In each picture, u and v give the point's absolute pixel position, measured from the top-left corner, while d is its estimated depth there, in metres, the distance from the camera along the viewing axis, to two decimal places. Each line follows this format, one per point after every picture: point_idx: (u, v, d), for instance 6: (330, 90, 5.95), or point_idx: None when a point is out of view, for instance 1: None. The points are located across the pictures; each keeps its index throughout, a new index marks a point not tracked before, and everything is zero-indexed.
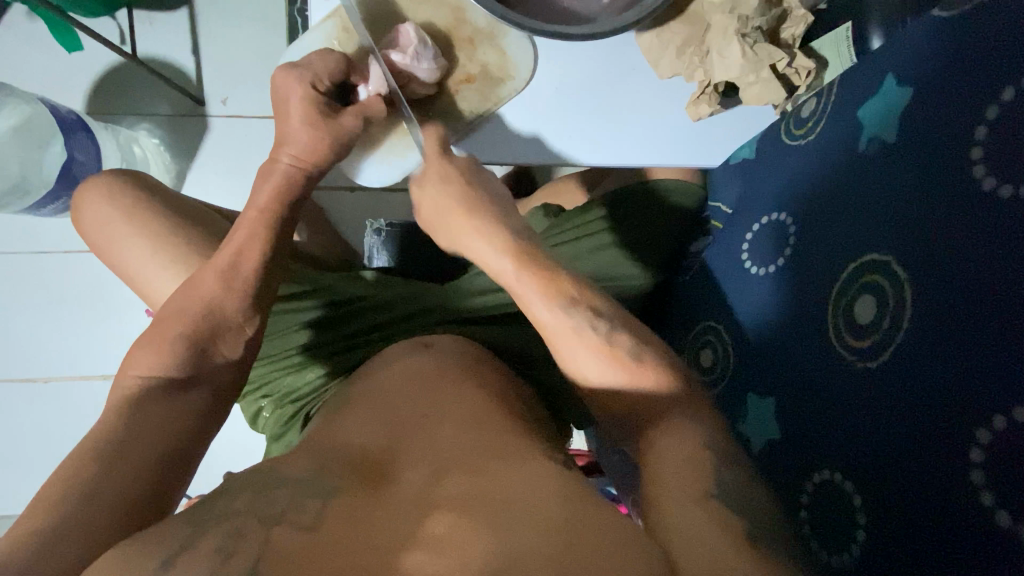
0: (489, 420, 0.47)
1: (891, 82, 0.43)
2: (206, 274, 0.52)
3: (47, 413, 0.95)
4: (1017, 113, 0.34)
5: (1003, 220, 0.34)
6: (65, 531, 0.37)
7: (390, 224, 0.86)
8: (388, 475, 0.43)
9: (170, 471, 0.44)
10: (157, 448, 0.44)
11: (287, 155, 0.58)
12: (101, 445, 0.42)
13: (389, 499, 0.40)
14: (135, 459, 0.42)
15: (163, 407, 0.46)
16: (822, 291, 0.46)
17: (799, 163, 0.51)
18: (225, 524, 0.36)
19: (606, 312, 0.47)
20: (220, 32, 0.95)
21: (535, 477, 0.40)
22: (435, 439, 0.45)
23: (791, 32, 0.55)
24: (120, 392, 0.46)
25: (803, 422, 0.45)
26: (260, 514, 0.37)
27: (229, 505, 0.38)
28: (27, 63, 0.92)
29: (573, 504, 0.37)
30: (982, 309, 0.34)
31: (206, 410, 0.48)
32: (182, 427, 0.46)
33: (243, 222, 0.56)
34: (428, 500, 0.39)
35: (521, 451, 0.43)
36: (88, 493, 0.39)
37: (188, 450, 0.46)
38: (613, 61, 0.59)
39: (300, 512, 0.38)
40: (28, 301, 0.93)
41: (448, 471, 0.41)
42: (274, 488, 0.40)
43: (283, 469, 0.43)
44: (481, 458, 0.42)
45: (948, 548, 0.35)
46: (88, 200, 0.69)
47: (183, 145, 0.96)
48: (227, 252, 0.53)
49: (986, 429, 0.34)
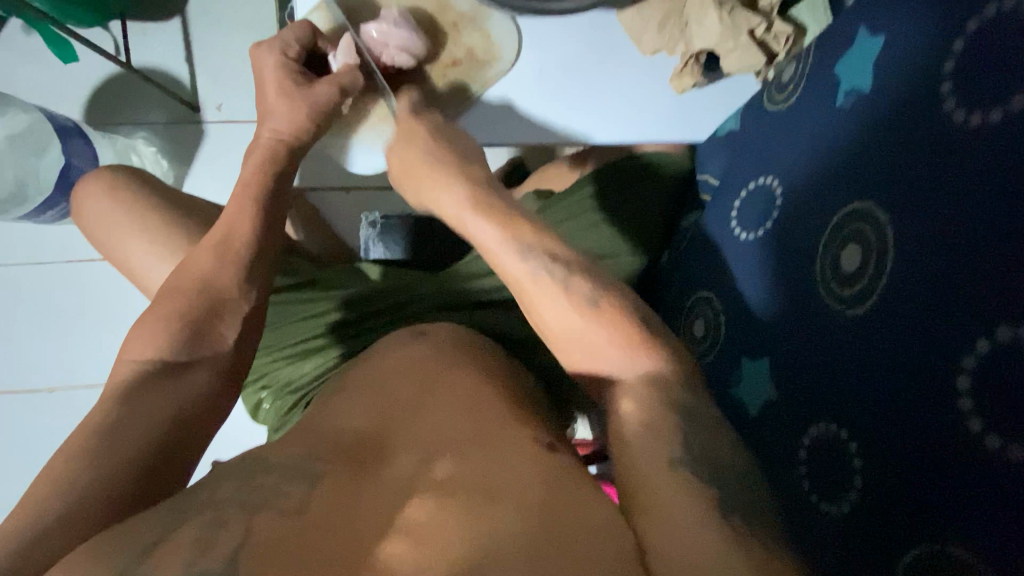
0: (482, 399, 0.46)
1: (863, 35, 0.44)
2: (195, 264, 0.52)
3: (53, 420, 0.96)
4: (983, 41, 0.34)
5: (976, 141, 0.33)
6: (56, 525, 0.37)
7: (385, 216, 0.85)
8: (378, 458, 0.42)
9: (168, 458, 0.43)
10: (152, 436, 0.43)
11: (269, 129, 0.59)
12: (93, 433, 0.42)
13: (378, 485, 0.39)
14: (128, 445, 0.42)
15: (159, 391, 0.46)
16: (810, 247, 0.46)
17: (782, 126, 0.52)
18: (208, 512, 0.36)
19: (565, 256, 0.46)
20: (214, 39, 0.97)
21: (522, 462, 0.39)
22: (426, 417, 0.45)
23: (769, 0, 0.54)
24: (111, 384, 0.47)
25: (797, 380, 0.45)
26: (244, 501, 0.37)
27: (214, 493, 0.38)
28: (25, 76, 0.94)
29: (557, 489, 0.37)
30: (960, 236, 0.34)
31: (204, 397, 0.47)
32: (178, 412, 0.46)
33: (233, 199, 0.57)
34: (416, 484, 0.39)
35: (512, 432, 0.43)
36: (80, 486, 0.39)
37: (186, 437, 0.45)
38: (594, 39, 0.58)
39: (285, 497, 0.37)
40: (32, 310, 0.95)
41: (440, 456, 0.41)
42: (263, 475, 0.39)
43: (272, 454, 0.43)
44: (471, 440, 0.42)
45: (943, 481, 0.34)
46: (85, 203, 0.70)
47: (179, 151, 0.97)
48: (217, 238, 0.54)
49: (972, 356, 0.33)
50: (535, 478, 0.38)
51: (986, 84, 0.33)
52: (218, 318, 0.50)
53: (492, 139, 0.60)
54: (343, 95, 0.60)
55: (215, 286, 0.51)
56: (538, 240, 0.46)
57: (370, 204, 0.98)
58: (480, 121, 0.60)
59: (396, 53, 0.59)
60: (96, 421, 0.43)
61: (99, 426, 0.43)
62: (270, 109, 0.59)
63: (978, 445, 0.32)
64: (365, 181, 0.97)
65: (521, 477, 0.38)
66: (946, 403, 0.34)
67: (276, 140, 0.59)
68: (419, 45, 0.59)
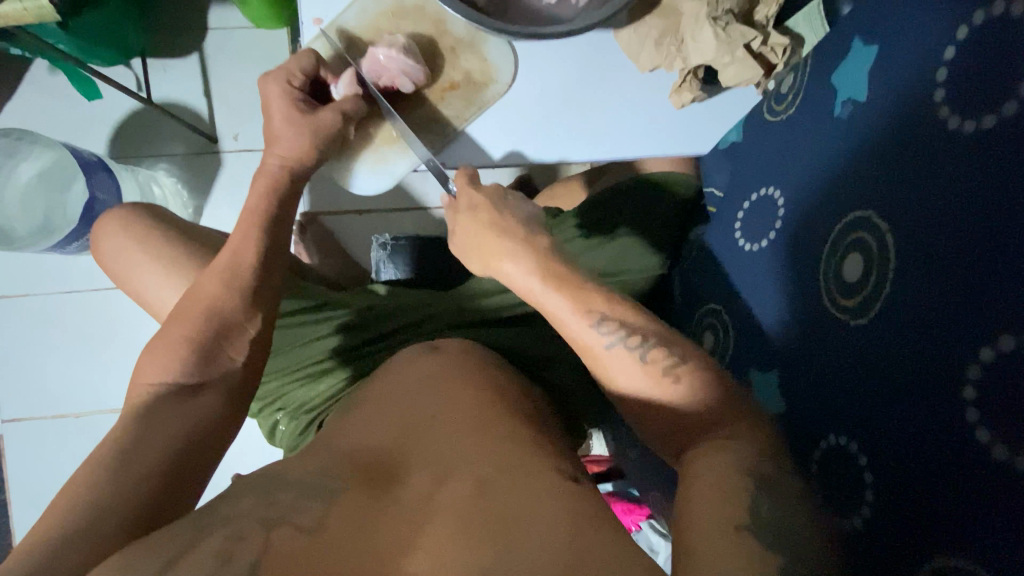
0: (493, 422, 0.46)
1: (857, 44, 0.43)
2: (203, 286, 0.54)
3: (75, 447, 0.98)
4: (973, 49, 0.34)
5: (970, 149, 0.33)
6: (73, 537, 0.38)
7: (394, 238, 0.88)
8: (393, 478, 0.43)
9: (181, 477, 0.44)
10: (165, 455, 0.45)
11: (275, 155, 0.61)
12: (113, 457, 0.43)
13: (393, 504, 0.41)
14: (147, 467, 0.43)
15: (178, 415, 0.47)
16: (814, 256, 0.45)
17: (782, 138, 0.52)
18: (223, 527, 0.37)
19: None
20: (229, 74, 1.00)
21: (539, 486, 0.41)
22: (438, 439, 0.45)
23: (764, 12, 0.54)
24: (131, 408, 0.48)
25: (806, 392, 0.44)
26: (260, 516, 0.38)
27: (233, 508, 0.39)
28: (50, 114, 0.98)
29: (572, 510, 0.39)
30: (960, 244, 0.33)
31: (215, 416, 0.49)
32: (195, 437, 0.47)
33: (239, 225, 0.58)
34: (428, 504, 0.40)
35: (523, 457, 0.44)
36: (98, 504, 0.40)
37: (197, 456, 0.46)
38: (592, 60, 0.59)
39: (301, 515, 0.38)
40: (57, 339, 0.98)
41: (450, 475, 0.42)
42: (277, 491, 0.41)
43: (287, 473, 0.43)
44: (481, 462, 0.42)
45: (957, 495, 0.33)
46: (105, 234, 0.73)
47: (198, 181, 1.01)
48: (231, 262, 0.55)
49: (976, 365, 0.32)
50: (542, 496, 0.39)
51: (975, 90, 0.33)
52: (230, 341, 0.52)
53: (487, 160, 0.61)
54: (346, 121, 0.61)
55: (229, 310, 0.53)
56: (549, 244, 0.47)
57: (381, 226, 1.00)
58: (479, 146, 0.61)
59: (397, 77, 0.59)
60: (118, 442, 0.45)
61: (120, 449, 0.44)
62: (275, 133, 0.61)
63: (985, 457, 0.32)
64: (376, 205, 0.99)
65: (523, 496, 0.39)
66: (953, 414, 0.33)
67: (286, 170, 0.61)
68: (411, 60, 0.58)
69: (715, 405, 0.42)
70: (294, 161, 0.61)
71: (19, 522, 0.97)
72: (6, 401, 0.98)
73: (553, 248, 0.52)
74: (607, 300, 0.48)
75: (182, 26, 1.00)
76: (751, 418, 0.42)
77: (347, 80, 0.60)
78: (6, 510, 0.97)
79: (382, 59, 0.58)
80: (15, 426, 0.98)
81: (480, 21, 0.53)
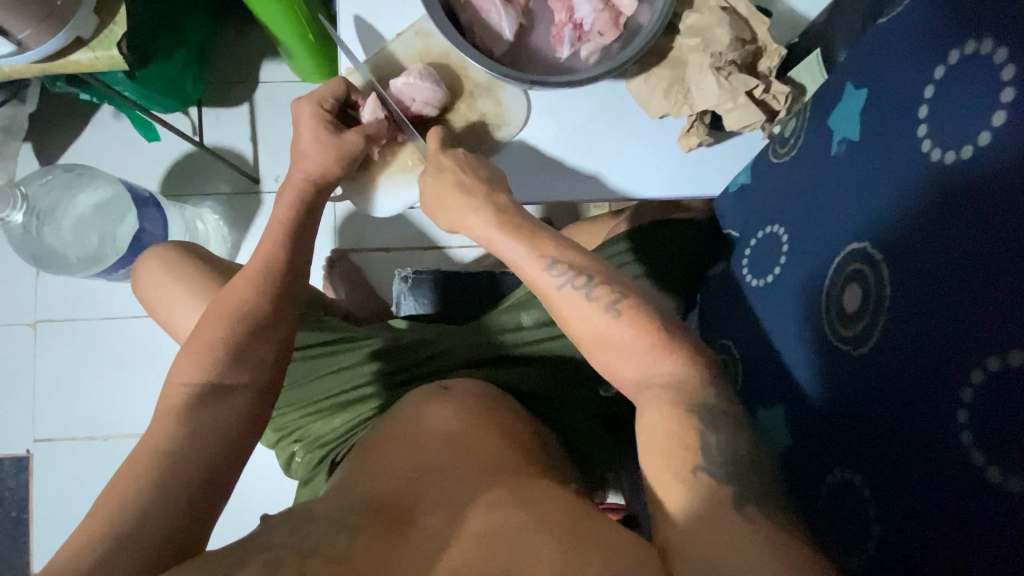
0: (505, 470, 0.47)
1: (849, 88, 0.45)
2: (233, 290, 0.57)
3: (99, 469, 1.01)
4: (951, 85, 0.35)
5: (952, 177, 0.34)
6: (116, 548, 0.40)
7: (416, 271, 0.91)
8: (410, 517, 0.44)
9: (209, 492, 0.46)
10: (198, 465, 0.47)
11: (300, 170, 0.63)
12: (158, 454, 0.46)
13: (412, 541, 0.41)
14: (186, 472, 0.46)
15: (213, 420, 0.50)
16: (816, 288, 0.46)
17: (784, 179, 0.53)
18: (263, 554, 0.39)
19: (594, 272, 0.49)
20: (275, 121, 1.09)
21: (542, 508, 0.42)
22: (452, 481, 0.47)
23: (767, 65, 0.56)
24: (160, 406, 0.50)
25: (809, 424, 0.44)
26: (292, 547, 0.40)
27: (269, 539, 0.41)
28: (112, 155, 1.08)
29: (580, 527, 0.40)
30: (947, 270, 0.34)
31: (243, 422, 0.51)
32: (223, 445, 0.49)
33: (268, 231, 0.62)
34: (449, 539, 0.41)
35: (543, 492, 0.45)
36: (139, 511, 0.43)
37: (226, 466, 0.48)
38: (605, 109, 0.61)
39: (330, 546, 0.40)
40: (97, 362, 1.03)
41: (470, 508, 0.43)
42: (308, 523, 0.43)
43: (316, 506, 0.46)
44: (500, 496, 0.44)
45: (957, 522, 0.32)
46: (149, 261, 0.78)
47: (239, 219, 1.08)
48: (259, 272, 0.58)
49: (967, 387, 0.32)
50: (559, 522, 0.40)
51: (955, 124, 0.35)
52: (261, 359, 0.54)
53: (534, 195, 0.62)
54: (369, 142, 0.64)
55: (255, 326, 0.55)
56: (562, 257, 0.50)
57: (406, 263, 1.03)
58: (519, 173, 0.62)
59: (421, 105, 0.61)
60: (162, 443, 0.47)
61: (164, 449, 0.47)
62: (301, 149, 0.63)
63: (981, 481, 0.31)
64: (402, 243, 1.04)
65: (550, 516, 0.41)
66: (948, 438, 0.33)
67: (308, 180, 0.63)
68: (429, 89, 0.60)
69: (734, 440, 0.42)
70: (317, 176, 0.63)
71: (41, 540, 0.99)
72: (42, 419, 1.02)
73: (561, 252, 0.51)
74: (609, 306, 0.47)
75: (237, 78, 1.10)
76: (756, 451, 0.42)
77: (370, 104, 0.62)
78: (29, 528, 1.00)
79: (400, 87, 0.60)
80: (48, 445, 1.02)
81: (499, 68, 0.57)
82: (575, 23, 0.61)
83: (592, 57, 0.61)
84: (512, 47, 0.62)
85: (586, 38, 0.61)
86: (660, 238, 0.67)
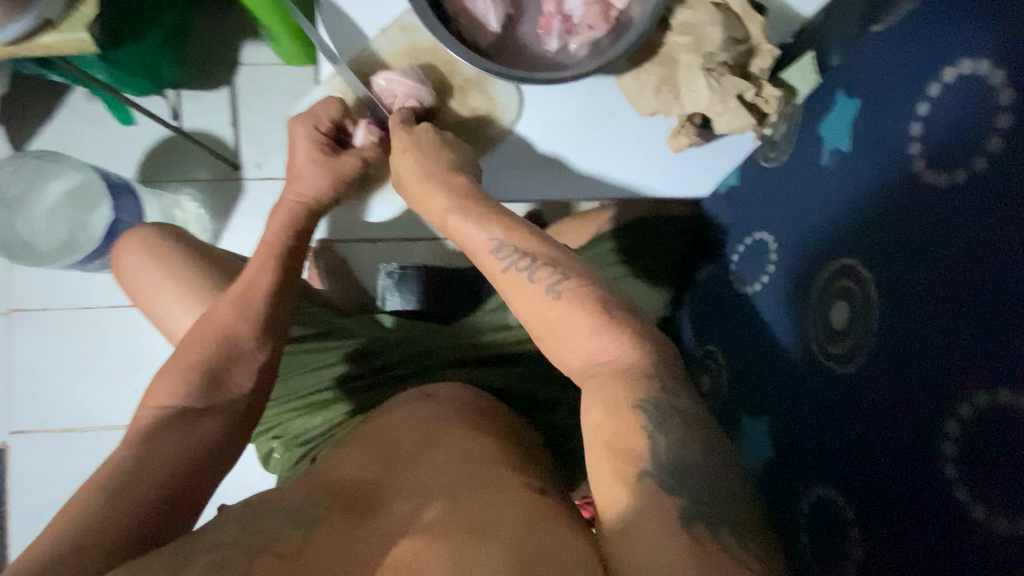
0: (481, 456, 0.47)
1: (841, 97, 0.44)
2: (215, 315, 0.56)
3: (77, 460, 0.99)
4: (946, 105, 0.34)
5: (943, 203, 0.33)
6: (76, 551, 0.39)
7: (402, 266, 0.89)
8: (377, 506, 0.44)
9: (178, 500, 0.46)
10: (168, 477, 0.46)
11: (293, 193, 0.64)
12: (118, 468, 0.45)
13: (370, 531, 0.41)
14: (147, 482, 0.45)
15: (176, 436, 0.49)
16: (806, 300, 0.45)
17: (774, 184, 0.52)
18: (213, 554, 0.38)
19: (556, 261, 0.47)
20: (256, 105, 1.06)
21: (509, 498, 0.41)
22: (426, 467, 0.46)
23: (760, 66, 0.54)
24: (131, 428, 0.50)
25: (794, 441, 0.44)
26: (246, 545, 0.39)
27: (222, 537, 0.40)
28: (86, 138, 1.04)
29: (549, 517, 0.39)
30: (937, 298, 0.33)
31: (213, 444, 0.50)
32: (190, 458, 0.48)
33: (256, 257, 0.60)
34: (410, 523, 0.41)
35: (506, 477, 0.44)
36: (101, 518, 0.42)
37: (197, 482, 0.48)
38: (595, 106, 0.59)
39: (284, 544, 0.40)
40: (73, 352, 1.01)
41: (432, 499, 0.42)
42: (268, 519, 0.42)
43: (277, 499, 0.45)
44: (468, 486, 0.43)
45: (940, 554, 0.32)
46: (122, 253, 0.76)
47: (219, 206, 1.05)
48: (238, 288, 0.57)
49: (954, 419, 0.32)
50: (527, 510, 0.40)
51: (949, 146, 0.34)
52: (241, 365, 0.54)
53: (528, 195, 0.61)
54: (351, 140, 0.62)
55: (244, 326, 0.55)
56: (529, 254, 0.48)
57: (392, 255, 1.02)
58: (513, 175, 0.61)
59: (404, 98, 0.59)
60: (121, 457, 0.46)
61: (125, 461, 0.46)
62: (299, 171, 0.61)
63: (964, 515, 0.31)
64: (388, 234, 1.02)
65: (513, 509, 0.40)
66: (931, 468, 0.33)
67: (298, 203, 0.63)
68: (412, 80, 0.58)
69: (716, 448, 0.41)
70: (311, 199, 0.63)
71: (17, 530, 0.98)
72: (17, 409, 1.00)
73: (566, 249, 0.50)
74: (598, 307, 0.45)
75: (218, 60, 1.06)
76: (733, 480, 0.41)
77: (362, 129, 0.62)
78: (6, 518, 0.98)
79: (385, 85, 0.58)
80: (24, 436, 1.00)
81: (485, 63, 0.54)
82: (563, 15, 0.59)
83: (581, 50, 0.59)
84: (498, 39, 0.60)
85: (575, 31, 0.59)
86: (645, 236, 0.67)
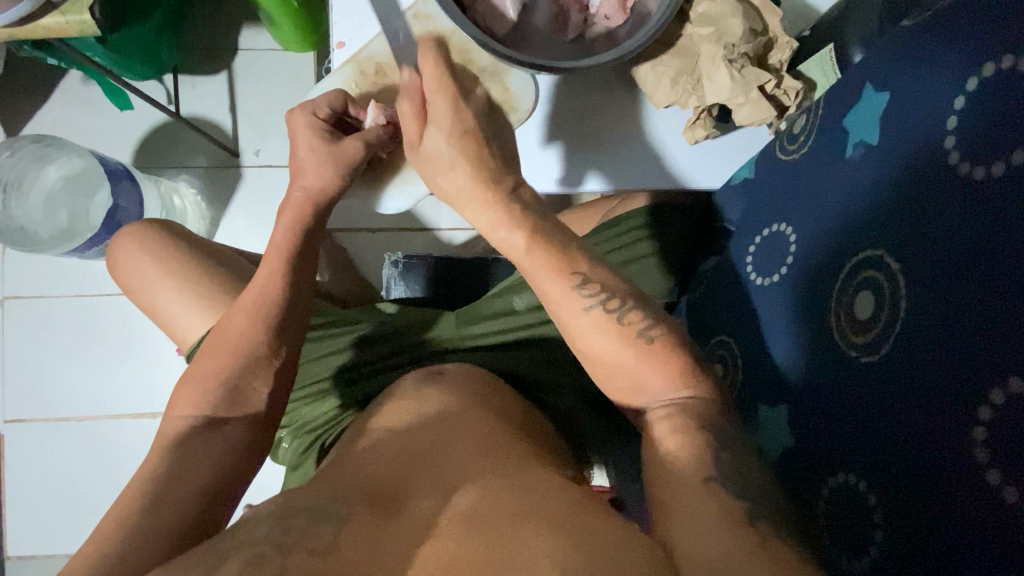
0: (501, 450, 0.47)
1: (869, 90, 0.44)
2: (232, 321, 0.54)
3: (75, 451, 0.98)
4: (983, 99, 0.35)
5: (979, 195, 0.34)
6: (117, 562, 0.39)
7: (407, 256, 0.89)
8: (399, 505, 0.43)
9: (210, 501, 0.46)
10: (202, 481, 0.47)
11: (298, 187, 0.58)
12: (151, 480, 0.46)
13: (396, 528, 0.41)
14: (181, 488, 0.45)
15: (205, 442, 0.49)
16: (826, 289, 0.45)
17: (794, 176, 0.52)
18: (244, 552, 0.38)
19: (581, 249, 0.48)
20: (255, 91, 1.04)
21: (538, 497, 0.41)
22: (450, 463, 0.46)
23: (778, 57, 0.55)
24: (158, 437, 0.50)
25: (814, 429, 0.44)
26: (277, 541, 0.39)
27: (251, 534, 0.40)
28: (80, 122, 1.01)
29: (579, 512, 0.40)
30: (971, 288, 0.34)
31: (241, 449, 0.50)
32: (220, 463, 0.48)
33: (265, 261, 0.57)
34: (440, 515, 0.41)
35: (532, 475, 0.45)
36: (140, 530, 0.42)
37: (228, 483, 0.48)
38: (606, 98, 0.61)
39: (316, 540, 0.39)
40: (70, 343, 0.99)
41: (460, 490, 0.43)
42: (295, 515, 0.41)
43: (301, 497, 0.45)
44: (496, 482, 0.43)
45: (969, 535, 0.33)
46: (122, 244, 0.75)
47: (218, 194, 1.03)
48: (253, 290, 0.55)
49: (987, 406, 0.33)
50: (557, 504, 0.40)
51: (987, 139, 0.34)
52: (258, 354, 0.53)
53: (543, 183, 0.62)
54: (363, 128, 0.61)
55: (260, 315, 0.54)
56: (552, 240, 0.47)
57: (394, 244, 1.01)
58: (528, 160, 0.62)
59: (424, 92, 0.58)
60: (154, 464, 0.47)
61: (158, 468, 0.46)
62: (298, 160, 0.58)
63: (995, 496, 0.32)
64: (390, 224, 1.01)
65: (545, 506, 0.40)
66: (961, 454, 0.34)
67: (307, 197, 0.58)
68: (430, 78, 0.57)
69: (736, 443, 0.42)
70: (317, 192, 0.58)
71: (14, 522, 0.97)
72: (12, 400, 0.98)
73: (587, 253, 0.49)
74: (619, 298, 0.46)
75: (216, 44, 1.03)
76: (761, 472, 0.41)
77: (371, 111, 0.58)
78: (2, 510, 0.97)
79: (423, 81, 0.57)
80: (19, 427, 0.98)
81: (502, 50, 0.53)
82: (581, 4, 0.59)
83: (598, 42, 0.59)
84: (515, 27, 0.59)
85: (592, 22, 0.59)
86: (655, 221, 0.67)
